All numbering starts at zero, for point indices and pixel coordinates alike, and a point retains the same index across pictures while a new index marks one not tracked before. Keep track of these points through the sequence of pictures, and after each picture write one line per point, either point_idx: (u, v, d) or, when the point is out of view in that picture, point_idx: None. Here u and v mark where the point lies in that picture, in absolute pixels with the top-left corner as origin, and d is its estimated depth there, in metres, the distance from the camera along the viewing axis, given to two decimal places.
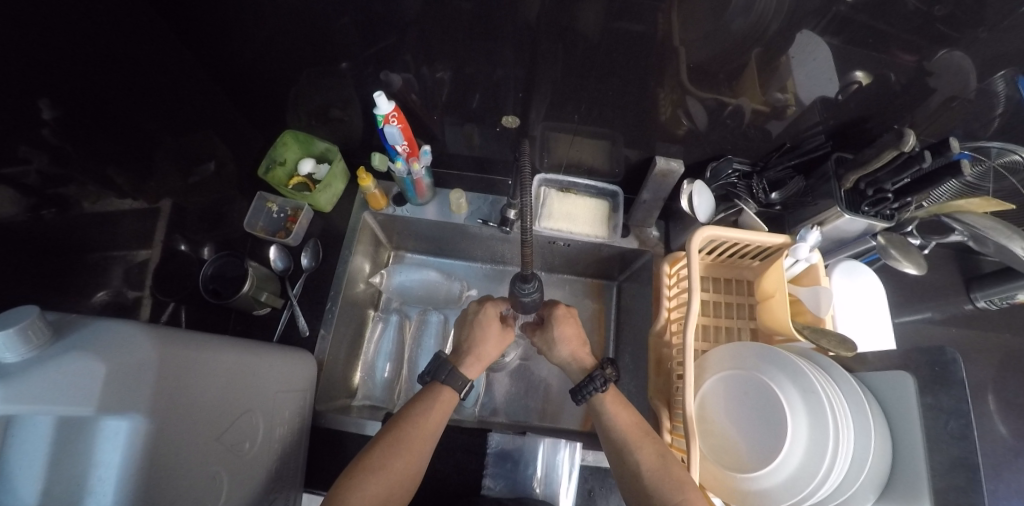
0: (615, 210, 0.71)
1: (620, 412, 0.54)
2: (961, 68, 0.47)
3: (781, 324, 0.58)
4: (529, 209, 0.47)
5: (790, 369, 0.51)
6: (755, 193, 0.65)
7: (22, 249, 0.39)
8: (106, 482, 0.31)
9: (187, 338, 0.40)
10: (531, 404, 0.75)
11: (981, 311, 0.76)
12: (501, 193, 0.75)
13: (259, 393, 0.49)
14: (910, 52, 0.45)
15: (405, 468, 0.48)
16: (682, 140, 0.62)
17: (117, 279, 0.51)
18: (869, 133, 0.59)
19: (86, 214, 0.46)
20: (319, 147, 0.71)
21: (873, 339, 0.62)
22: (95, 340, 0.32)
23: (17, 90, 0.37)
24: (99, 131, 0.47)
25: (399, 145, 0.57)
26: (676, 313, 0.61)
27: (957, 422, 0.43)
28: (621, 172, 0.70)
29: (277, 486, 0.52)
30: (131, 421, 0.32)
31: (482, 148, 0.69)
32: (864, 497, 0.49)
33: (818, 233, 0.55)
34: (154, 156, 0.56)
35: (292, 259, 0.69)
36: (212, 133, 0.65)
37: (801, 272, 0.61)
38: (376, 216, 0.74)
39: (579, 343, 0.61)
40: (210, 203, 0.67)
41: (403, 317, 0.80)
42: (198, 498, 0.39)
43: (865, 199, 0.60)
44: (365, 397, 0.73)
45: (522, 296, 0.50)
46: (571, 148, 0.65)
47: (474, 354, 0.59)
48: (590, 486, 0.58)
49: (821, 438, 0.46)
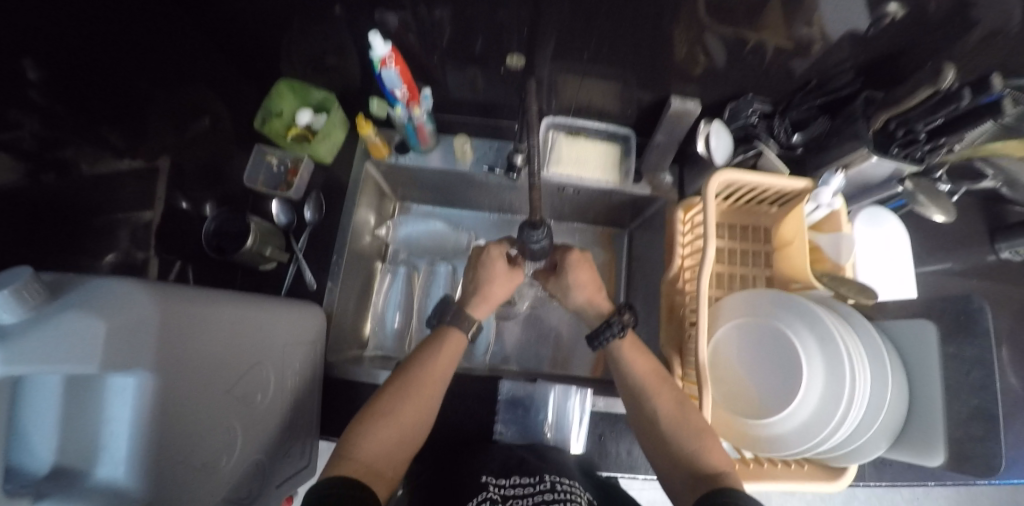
0: (626, 155, 0.68)
1: (637, 358, 0.54)
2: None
3: (799, 270, 0.57)
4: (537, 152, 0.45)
5: (809, 316, 0.50)
6: (776, 134, 0.62)
7: (23, 209, 0.40)
8: (118, 436, 0.31)
9: (189, 293, 0.39)
10: (542, 352, 0.76)
11: (1005, 262, 0.73)
12: (508, 138, 0.73)
13: (266, 346, 0.48)
14: None
15: (417, 415, 0.48)
16: (699, 80, 0.58)
17: (123, 241, 0.52)
18: (905, 69, 0.55)
19: (87, 177, 0.47)
20: (316, 96, 0.68)
21: (894, 287, 0.61)
22: (94, 299, 0.30)
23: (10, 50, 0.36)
24: (91, 92, 0.47)
25: (398, 89, 0.54)
26: (689, 260, 0.59)
27: (981, 372, 0.43)
28: (633, 115, 0.67)
29: (291, 433, 0.54)
30: (138, 379, 0.32)
31: (486, 93, 0.66)
32: (876, 446, 0.49)
33: (842, 177, 0.53)
34: (148, 113, 0.55)
35: (295, 214, 0.68)
36: (206, 88, 0.63)
37: (822, 218, 0.59)
38: (379, 165, 0.73)
39: (594, 289, 0.60)
40: (207, 160, 0.65)
41: (411, 270, 0.81)
42: (213, 446, 0.40)
43: (895, 140, 0.56)
44: (377, 348, 0.75)
45: (531, 243, 0.49)
46: (579, 90, 0.62)
47: (481, 294, 0.60)
48: (600, 431, 0.58)
49: (837, 384, 0.46)
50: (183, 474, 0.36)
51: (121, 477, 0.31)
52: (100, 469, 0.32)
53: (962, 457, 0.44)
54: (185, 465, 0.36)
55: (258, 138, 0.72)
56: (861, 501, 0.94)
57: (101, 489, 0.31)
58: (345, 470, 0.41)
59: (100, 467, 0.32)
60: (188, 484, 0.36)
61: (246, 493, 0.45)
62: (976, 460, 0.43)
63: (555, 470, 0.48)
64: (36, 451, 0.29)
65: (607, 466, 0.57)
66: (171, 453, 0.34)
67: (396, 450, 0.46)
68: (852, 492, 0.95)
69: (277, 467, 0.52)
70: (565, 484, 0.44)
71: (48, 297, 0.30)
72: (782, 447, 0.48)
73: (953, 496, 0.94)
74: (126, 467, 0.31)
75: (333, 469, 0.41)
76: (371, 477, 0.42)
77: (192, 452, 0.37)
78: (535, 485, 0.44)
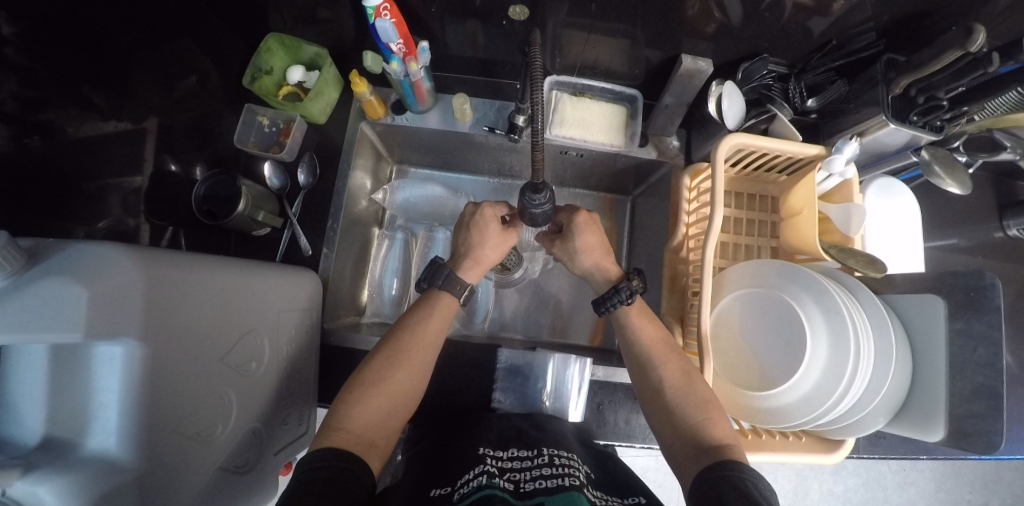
0: (633, 117, 0.65)
1: (646, 326, 0.53)
2: None
3: (806, 243, 0.55)
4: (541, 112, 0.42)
5: (815, 288, 0.48)
6: (791, 97, 0.59)
7: (5, 172, 0.39)
8: (108, 406, 0.31)
9: (177, 260, 0.38)
10: (542, 320, 0.75)
11: (1013, 240, 0.71)
12: (508, 98, 0.70)
13: (261, 316, 0.48)
14: None
15: (408, 384, 0.48)
16: (712, 38, 0.54)
17: (115, 207, 0.52)
18: (931, 30, 0.51)
19: (70, 140, 0.45)
20: (308, 51, 0.65)
21: (903, 260, 0.59)
22: (73, 264, 0.30)
23: None
24: (76, 54, 0.45)
25: (393, 43, 0.51)
26: (694, 228, 0.58)
27: (987, 350, 0.43)
28: (640, 74, 0.64)
29: (288, 400, 0.53)
30: (125, 347, 0.31)
31: (487, 49, 0.63)
32: (873, 419, 0.49)
33: (857, 144, 0.51)
34: (132, 72, 0.52)
35: (288, 177, 0.66)
36: (190, 42, 0.58)
37: (833, 188, 0.57)
38: (375, 126, 0.70)
39: (602, 252, 0.59)
40: (193, 120, 0.63)
41: (409, 235, 0.79)
42: (209, 415, 0.40)
43: (914, 106, 0.53)
44: (374, 314, 0.75)
45: (532, 207, 0.47)
46: (585, 47, 0.59)
47: (472, 257, 0.59)
48: (598, 400, 0.59)
49: (841, 358, 0.45)
50: (177, 444, 0.36)
51: (113, 447, 0.31)
52: (92, 440, 0.31)
53: (962, 434, 0.44)
54: (178, 435, 0.36)
55: (250, 98, 0.69)
56: (849, 470, 0.96)
57: (92, 460, 0.30)
58: (335, 441, 0.40)
59: (91, 438, 0.31)
60: (183, 453, 0.36)
61: (243, 460, 0.46)
62: (976, 436, 0.43)
63: (553, 442, 0.47)
64: (25, 421, 0.29)
65: (604, 434, 0.58)
66: (164, 423, 0.34)
67: (388, 419, 0.45)
68: (842, 462, 0.96)
69: (275, 434, 0.52)
70: (564, 457, 0.43)
71: (25, 264, 0.29)
72: (782, 420, 0.48)
73: (940, 468, 0.96)
74: (118, 436, 0.31)
75: (322, 440, 0.41)
76: (362, 447, 0.41)
77: (186, 421, 0.37)
78: (533, 459, 0.43)
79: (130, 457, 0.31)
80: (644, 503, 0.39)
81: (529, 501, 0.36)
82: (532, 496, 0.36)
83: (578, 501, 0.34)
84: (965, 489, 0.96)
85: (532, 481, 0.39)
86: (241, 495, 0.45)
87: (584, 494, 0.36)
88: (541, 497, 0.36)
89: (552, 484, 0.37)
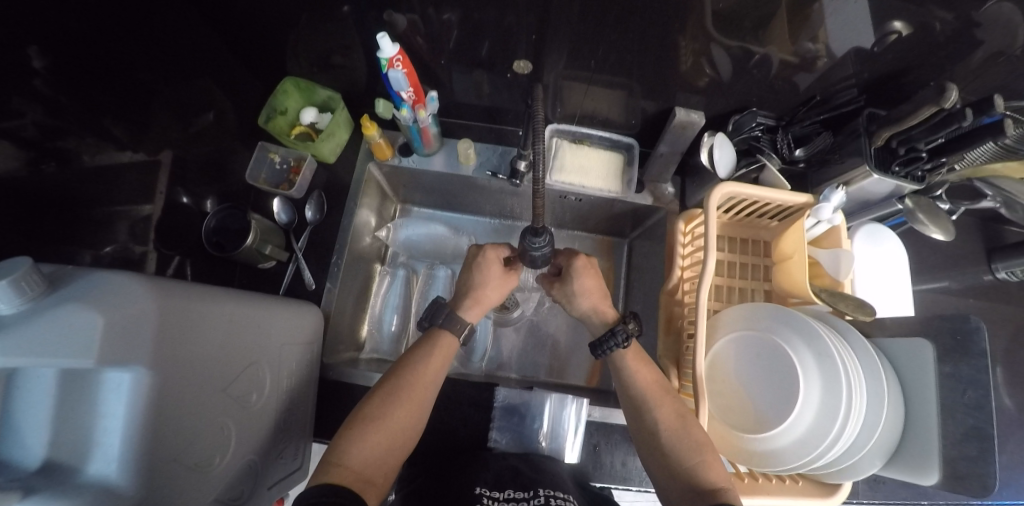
0: (630, 164, 0.68)
1: (641, 368, 0.54)
2: (1012, 18, 0.43)
3: (798, 286, 0.57)
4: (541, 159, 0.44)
5: (806, 331, 0.50)
6: (779, 148, 0.61)
7: (21, 201, 0.40)
8: (112, 432, 0.31)
9: (188, 290, 0.39)
10: (539, 360, 0.76)
11: (1002, 282, 0.73)
12: (512, 144, 0.72)
13: (263, 346, 0.48)
14: (948, 8, 0.42)
15: (407, 422, 0.48)
16: (704, 92, 0.58)
17: (122, 234, 0.52)
18: (907, 89, 0.55)
19: (87, 167, 0.47)
20: (322, 95, 0.68)
21: (892, 303, 0.61)
22: (91, 291, 0.31)
23: (13, 37, 0.36)
24: (100, 86, 0.47)
25: (404, 91, 0.54)
26: (689, 271, 0.60)
27: (975, 392, 0.44)
28: (637, 124, 0.67)
29: (286, 434, 0.53)
30: (134, 374, 0.32)
31: (492, 97, 0.66)
32: (869, 463, 0.49)
33: (842, 193, 0.52)
34: (153, 106, 0.54)
35: (296, 212, 0.68)
36: (209, 82, 0.62)
37: (822, 233, 0.59)
38: (382, 167, 0.73)
39: (600, 296, 0.60)
40: (208, 153, 0.65)
41: (410, 272, 0.80)
42: (207, 446, 0.40)
43: (896, 158, 0.56)
44: (373, 351, 0.75)
45: (532, 250, 0.49)
46: (585, 98, 0.62)
47: (473, 298, 0.60)
48: (596, 441, 0.58)
49: (834, 401, 0.46)
50: (176, 473, 0.36)
51: (113, 474, 0.31)
52: (92, 466, 0.31)
53: (957, 477, 0.44)
54: (176, 465, 0.36)
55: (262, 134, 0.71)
56: None
57: (92, 486, 0.30)
58: (335, 477, 0.41)
59: (92, 464, 0.31)
60: (180, 484, 0.36)
61: (238, 492, 0.45)
62: (971, 479, 0.43)
63: (549, 483, 0.47)
64: (28, 443, 0.30)
65: (601, 477, 0.57)
66: (164, 452, 0.34)
67: (386, 457, 0.45)
68: None
69: (271, 467, 0.51)
70: (559, 499, 0.43)
71: (47, 288, 0.31)
72: (779, 463, 0.48)
73: None
74: (119, 462, 0.31)
75: (321, 475, 0.41)
76: (360, 484, 0.42)
77: (186, 452, 0.37)
78: (530, 500, 0.43)
79: (130, 486, 0.31)
80: None
81: None
82: None
83: None
84: None
85: None
86: None
87: None
88: None
89: None
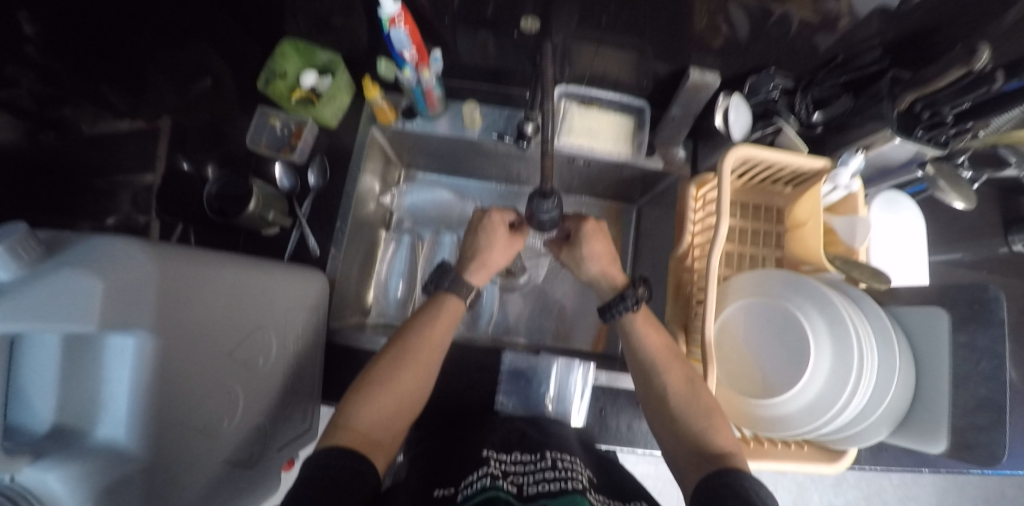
0: (641, 128, 0.66)
1: (650, 333, 0.54)
2: None
3: (812, 253, 0.56)
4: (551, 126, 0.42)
5: (819, 298, 0.49)
6: (796, 110, 0.60)
7: (25, 167, 0.42)
8: (118, 397, 0.31)
9: (187, 254, 0.38)
10: (545, 325, 0.76)
11: (1017, 255, 0.71)
12: (518, 106, 0.71)
13: (266, 312, 0.48)
14: None
15: (414, 386, 0.48)
16: (720, 52, 0.55)
17: (125, 205, 0.55)
18: (936, 48, 0.52)
19: (86, 137, 0.49)
20: (322, 58, 0.66)
21: (904, 272, 0.59)
22: (90, 255, 0.30)
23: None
24: (94, 54, 0.48)
25: (406, 50, 0.52)
26: (699, 237, 0.60)
27: (991, 362, 0.42)
28: (648, 85, 0.64)
29: (294, 398, 0.54)
30: (137, 339, 0.31)
31: (497, 58, 0.64)
32: (875, 432, 0.49)
33: (862, 157, 0.51)
34: (148, 73, 0.55)
35: (298, 178, 0.67)
36: (206, 46, 0.61)
37: (837, 200, 0.57)
38: (385, 131, 0.71)
39: (608, 261, 0.61)
40: (209, 120, 0.64)
41: (415, 238, 0.80)
42: (214, 410, 0.40)
43: (920, 122, 0.53)
44: (379, 315, 0.75)
45: (540, 214, 0.48)
46: (595, 58, 0.60)
47: (479, 261, 0.59)
48: (602, 405, 0.59)
49: (844, 369, 0.45)
50: (183, 437, 0.36)
51: (122, 438, 0.31)
52: (101, 429, 0.32)
53: (965, 446, 0.43)
54: (185, 428, 0.36)
55: (263, 101, 0.70)
56: (851, 483, 0.95)
57: (101, 448, 0.31)
58: (342, 440, 0.41)
59: (101, 427, 0.32)
60: (189, 445, 0.37)
61: (247, 454, 0.46)
62: (978, 448, 0.42)
63: (556, 446, 0.47)
64: (33, 409, 0.29)
65: (606, 439, 0.58)
66: (170, 416, 0.34)
67: (394, 420, 0.46)
68: (844, 475, 0.96)
69: (280, 429, 0.52)
70: (566, 461, 0.42)
71: (44, 253, 0.29)
72: (784, 429, 0.48)
73: (942, 484, 0.95)
74: (127, 426, 0.31)
75: (329, 438, 0.42)
76: (368, 447, 0.42)
77: (194, 415, 0.37)
78: (537, 462, 0.43)
79: (139, 448, 0.32)
80: None
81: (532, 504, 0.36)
82: (535, 500, 0.36)
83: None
84: None
85: (536, 484, 0.39)
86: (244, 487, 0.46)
87: (586, 497, 0.36)
88: (544, 499, 0.36)
89: (555, 488, 0.37)
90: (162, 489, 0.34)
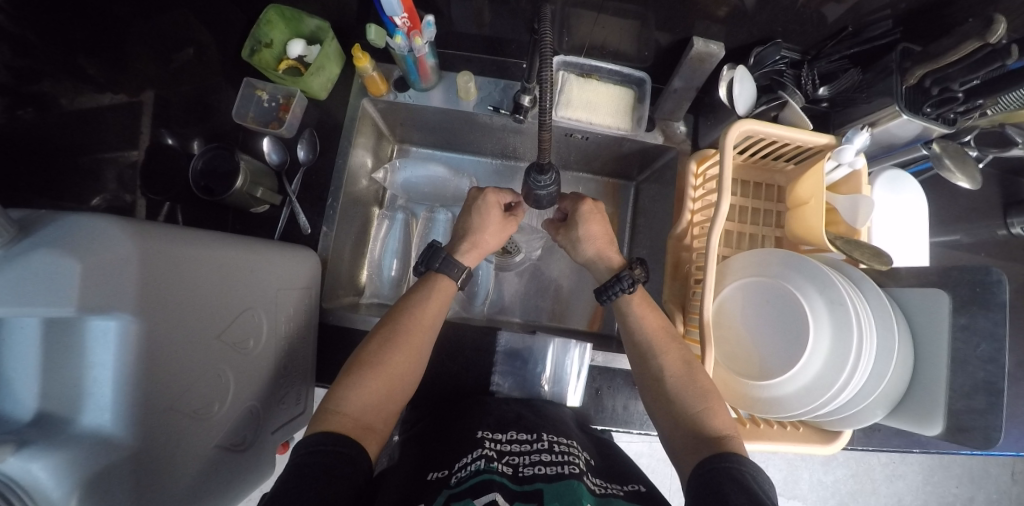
0: (640, 100, 0.64)
1: (648, 314, 0.54)
2: None
3: (814, 234, 0.54)
4: (550, 102, 0.38)
5: (819, 279, 0.47)
6: (803, 84, 0.57)
7: (9, 146, 0.41)
8: (103, 383, 0.30)
9: (174, 233, 0.37)
10: (542, 304, 0.76)
11: (1016, 238, 0.70)
12: (514, 77, 0.68)
13: (257, 291, 0.47)
14: None
15: (406, 368, 0.48)
16: (724, 21, 0.53)
17: (111, 182, 0.53)
18: (949, 20, 0.50)
19: (65, 112, 0.46)
20: (309, 25, 0.63)
21: (905, 252, 0.59)
22: (64, 233, 0.28)
23: None
24: (68, 22, 0.45)
25: (398, 16, 0.50)
26: (699, 216, 0.59)
27: (989, 346, 0.42)
28: (650, 56, 0.62)
29: (287, 381, 0.53)
30: (119, 322, 0.30)
31: (493, 26, 0.62)
32: (869, 413, 0.49)
33: (867, 135, 0.50)
34: (128, 43, 0.52)
35: (288, 153, 0.65)
36: (187, 13, 0.57)
37: (841, 179, 0.56)
38: (376, 103, 0.69)
39: (606, 242, 0.61)
40: (192, 92, 0.61)
41: (409, 216, 0.79)
42: (203, 395, 0.39)
43: (928, 97, 0.50)
44: (373, 295, 0.75)
45: (537, 189, 0.49)
46: (595, 28, 0.57)
47: (471, 241, 0.59)
48: (597, 385, 0.59)
49: (843, 350, 0.44)
50: (172, 421, 0.35)
51: (107, 425, 0.30)
52: (86, 417, 0.30)
53: (961, 428, 0.44)
54: (175, 412, 0.36)
55: (250, 72, 0.67)
56: (840, 461, 0.97)
57: (88, 436, 0.30)
58: (331, 425, 0.40)
59: (86, 414, 0.30)
60: (181, 430, 0.36)
61: (241, 438, 0.45)
62: (975, 431, 0.42)
63: (552, 429, 0.47)
64: (19, 395, 0.29)
65: (603, 420, 0.58)
66: (156, 401, 0.34)
67: (387, 404, 0.45)
68: (833, 453, 0.97)
69: (274, 413, 0.52)
70: (564, 445, 0.42)
71: (18, 234, 0.28)
72: (781, 410, 0.48)
73: (928, 462, 0.97)
74: (113, 412, 0.31)
75: (320, 424, 0.40)
76: (360, 431, 0.41)
77: (181, 400, 0.36)
78: (533, 443, 0.43)
79: (127, 435, 0.31)
80: (644, 492, 0.38)
81: (528, 487, 0.35)
82: (532, 482, 0.35)
83: (578, 491, 0.33)
84: (951, 482, 0.97)
85: (531, 466, 0.38)
86: (238, 476, 0.45)
87: (584, 483, 0.35)
88: (541, 483, 0.35)
89: (552, 472, 0.37)
90: (151, 477, 0.33)
